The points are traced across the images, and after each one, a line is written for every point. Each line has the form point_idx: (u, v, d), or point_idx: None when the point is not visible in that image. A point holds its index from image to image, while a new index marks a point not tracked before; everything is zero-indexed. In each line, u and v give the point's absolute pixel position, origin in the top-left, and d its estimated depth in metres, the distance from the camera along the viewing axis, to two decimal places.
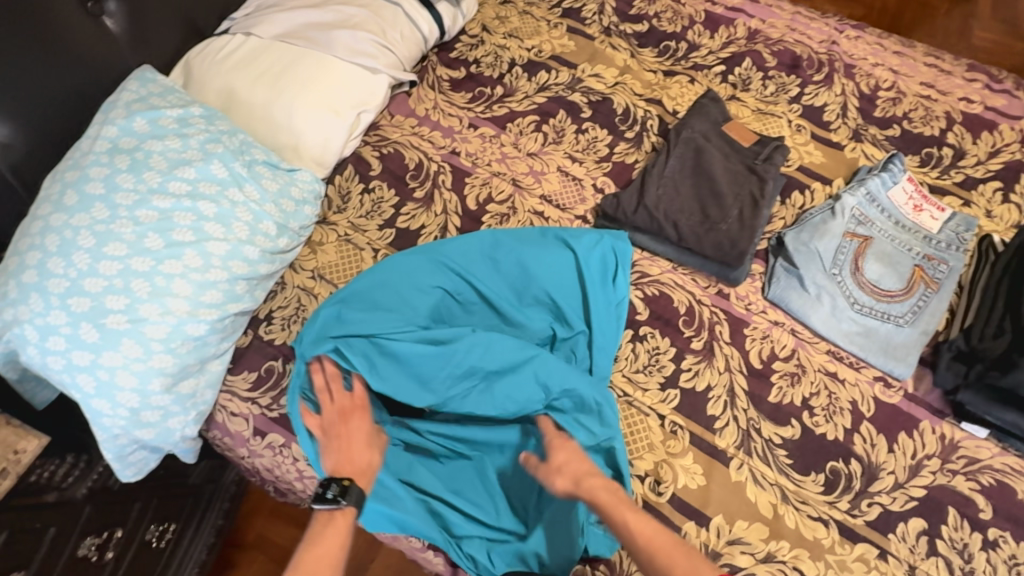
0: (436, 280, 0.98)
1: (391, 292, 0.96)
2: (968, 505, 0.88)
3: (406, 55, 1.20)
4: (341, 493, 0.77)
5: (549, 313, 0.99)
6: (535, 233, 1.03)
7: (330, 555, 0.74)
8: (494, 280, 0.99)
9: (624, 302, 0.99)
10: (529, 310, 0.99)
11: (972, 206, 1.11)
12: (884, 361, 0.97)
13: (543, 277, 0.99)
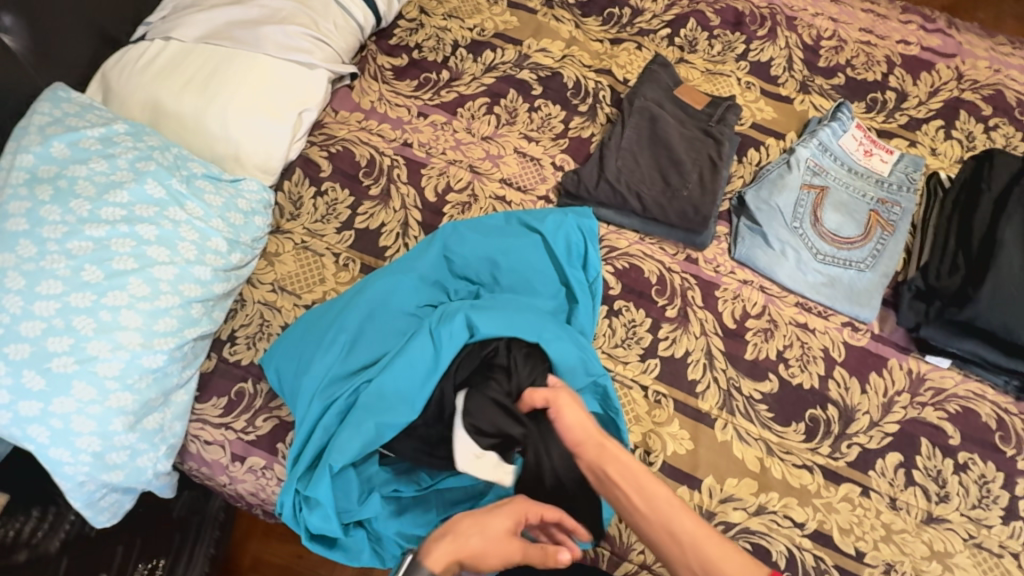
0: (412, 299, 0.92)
1: (369, 324, 0.89)
2: (939, 434, 0.93)
3: (343, 47, 1.14)
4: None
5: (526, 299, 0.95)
6: (499, 220, 1.01)
7: None
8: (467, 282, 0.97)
9: (597, 279, 0.98)
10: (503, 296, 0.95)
11: (917, 146, 1.14)
12: (850, 307, 1.00)
13: (515, 267, 0.96)
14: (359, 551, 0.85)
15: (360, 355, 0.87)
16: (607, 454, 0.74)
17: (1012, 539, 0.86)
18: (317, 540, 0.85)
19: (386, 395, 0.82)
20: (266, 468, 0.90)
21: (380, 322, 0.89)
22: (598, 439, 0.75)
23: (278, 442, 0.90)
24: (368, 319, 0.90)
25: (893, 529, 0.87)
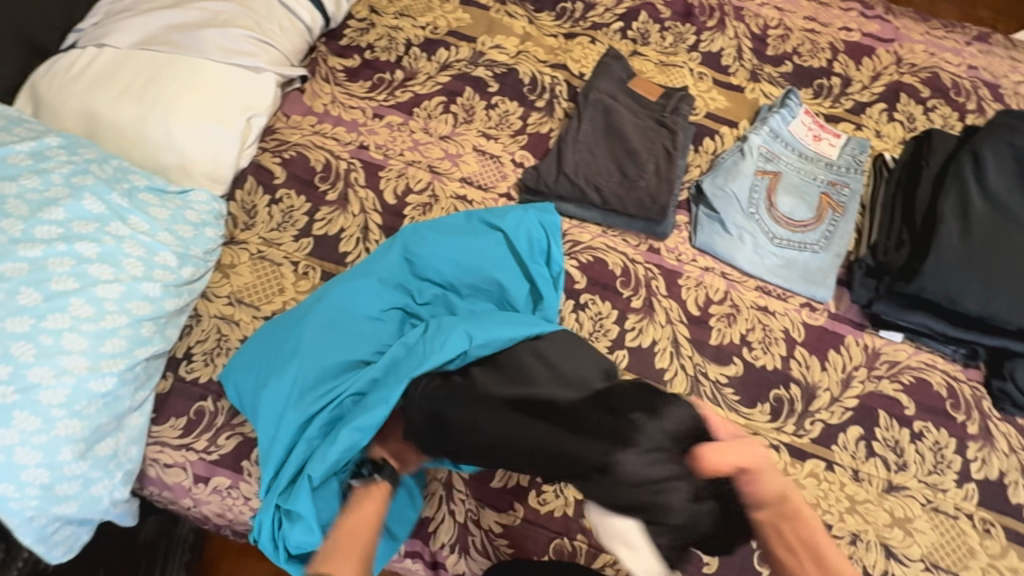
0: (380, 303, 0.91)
1: (337, 331, 0.87)
2: (895, 405, 0.97)
3: (290, 49, 1.11)
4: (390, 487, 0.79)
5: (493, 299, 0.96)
6: (460, 219, 1.00)
7: (364, 523, 0.75)
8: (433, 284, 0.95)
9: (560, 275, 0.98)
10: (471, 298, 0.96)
11: (863, 129, 1.18)
12: (807, 288, 1.03)
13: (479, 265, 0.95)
14: None
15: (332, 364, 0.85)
16: (788, 513, 0.75)
17: (965, 500, 0.91)
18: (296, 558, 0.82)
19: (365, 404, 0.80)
20: (232, 487, 0.87)
21: (348, 330, 0.87)
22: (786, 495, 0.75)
23: (243, 459, 0.87)
24: (338, 326, 0.87)
25: (857, 500, 0.90)
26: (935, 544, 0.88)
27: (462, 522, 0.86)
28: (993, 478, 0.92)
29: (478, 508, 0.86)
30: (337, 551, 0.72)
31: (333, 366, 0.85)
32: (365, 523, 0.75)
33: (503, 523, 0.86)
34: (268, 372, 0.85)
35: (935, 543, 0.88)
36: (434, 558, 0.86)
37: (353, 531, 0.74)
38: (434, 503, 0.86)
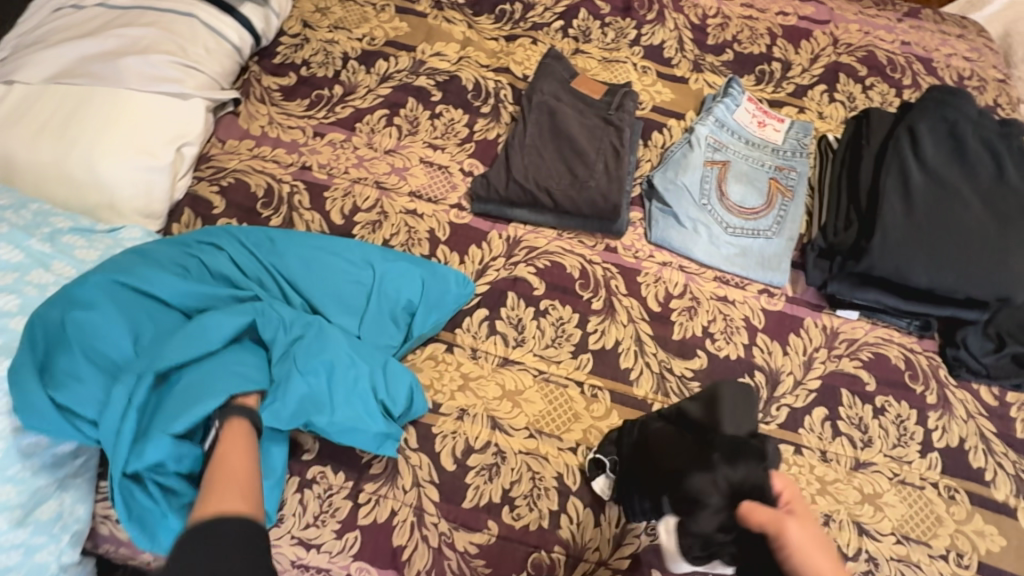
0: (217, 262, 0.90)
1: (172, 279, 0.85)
2: (856, 382, 0.98)
3: (219, 71, 1.06)
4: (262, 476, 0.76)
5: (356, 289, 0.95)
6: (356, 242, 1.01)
7: (240, 456, 0.73)
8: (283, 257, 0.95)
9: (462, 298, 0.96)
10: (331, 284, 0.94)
11: (806, 111, 1.20)
12: (763, 274, 1.04)
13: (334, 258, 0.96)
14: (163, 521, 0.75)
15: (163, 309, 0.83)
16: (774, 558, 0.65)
17: (930, 470, 0.92)
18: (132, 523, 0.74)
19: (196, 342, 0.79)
20: None
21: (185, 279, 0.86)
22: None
23: None
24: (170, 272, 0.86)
25: (827, 481, 0.91)
26: (904, 516, 0.89)
27: (436, 546, 0.83)
28: (955, 445, 0.94)
29: (451, 530, 0.84)
30: (228, 489, 0.68)
31: (164, 320, 0.82)
32: (242, 452, 0.73)
33: (478, 543, 0.84)
34: (75, 312, 0.77)
35: (904, 515, 0.89)
36: None
37: (230, 465, 0.71)
38: (405, 530, 0.83)
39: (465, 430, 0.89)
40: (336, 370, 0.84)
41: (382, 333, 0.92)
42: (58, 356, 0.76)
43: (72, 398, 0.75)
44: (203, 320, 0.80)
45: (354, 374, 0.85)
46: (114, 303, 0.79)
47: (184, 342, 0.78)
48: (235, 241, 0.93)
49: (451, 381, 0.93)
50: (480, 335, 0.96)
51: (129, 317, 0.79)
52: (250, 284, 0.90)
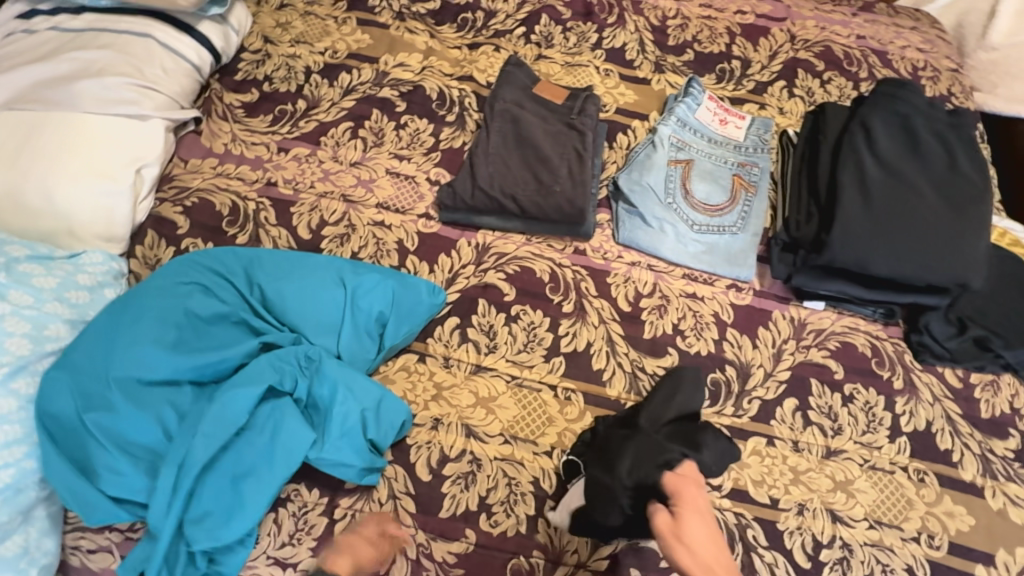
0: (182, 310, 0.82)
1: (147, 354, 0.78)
2: (825, 372, 1.00)
3: (178, 91, 1.05)
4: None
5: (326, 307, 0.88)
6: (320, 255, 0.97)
7: None
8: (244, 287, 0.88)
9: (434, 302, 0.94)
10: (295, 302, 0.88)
11: (767, 108, 1.22)
12: (730, 270, 1.05)
13: (296, 276, 0.89)
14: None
15: (158, 389, 0.78)
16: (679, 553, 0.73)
17: (899, 454, 0.94)
18: None
19: (213, 420, 0.77)
20: None
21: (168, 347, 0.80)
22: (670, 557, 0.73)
23: None
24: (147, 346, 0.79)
25: (799, 471, 0.92)
26: (876, 501, 0.91)
27: (415, 558, 0.83)
28: (922, 428, 0.96)
29: (429, 541, 0.84)
30: None
31: (179, 399, 0.79)
32: None
33: (456, 552, 0.83)
34: (93, 415, 0.75)
35: (875, 500, 0.91)
36: None
37: None
38: None
39: (439, 440, 0.89)
40: (337, 403, 0.82)
41: (361, 349, 0.88)
42: (89, 455, 0.76)
43: (117, 492, 0.75)
44: (222, 394, 0.78)
45: (344, 410, 0.81)
46: (132, 400, 0.76)
47: (208, 422, 0.77)
48: (212, 280, 0.86)
49: (425, 391, 0.93)
50: (452, 344, 0.96)
51: (147, 408, 0.77)
52: (236, 326, 0.85)
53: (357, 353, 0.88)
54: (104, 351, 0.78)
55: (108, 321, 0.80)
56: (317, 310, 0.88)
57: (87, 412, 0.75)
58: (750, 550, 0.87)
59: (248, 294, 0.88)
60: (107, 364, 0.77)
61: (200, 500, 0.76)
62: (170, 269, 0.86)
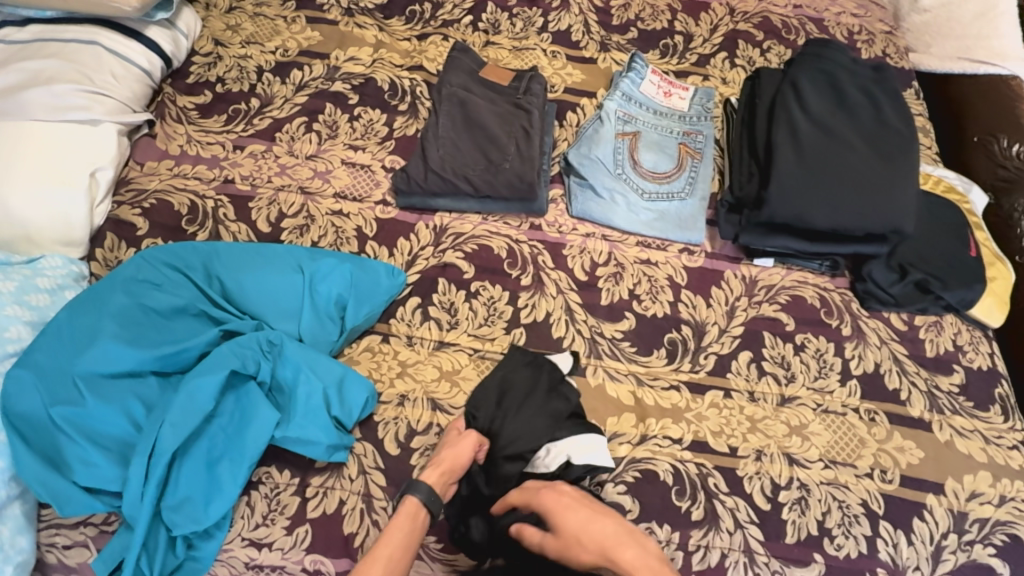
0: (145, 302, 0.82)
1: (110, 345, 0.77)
2: (777, 324, 1.04)
3: (129, 95, 1.06)
4: (415, 489, 0.82)
5: (285, 294, 0.90)
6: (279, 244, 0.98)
7: (395, 540, 0.78)
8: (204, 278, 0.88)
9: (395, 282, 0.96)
10: (255, 291, 0.89)
11: (710, 78, 1.26)
12: (682, 234, 1.09)
13: (253, 266, 0.91)
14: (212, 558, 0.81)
15: (124, 380, 0.77)
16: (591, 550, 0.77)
17: (850, 397, 0.98)
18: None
19: (181, 409, 0.76)
20: None
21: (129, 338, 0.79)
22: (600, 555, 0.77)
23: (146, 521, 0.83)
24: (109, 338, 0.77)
25: (756, 419, 0.96)
26: (830, 442, 0.95)
27: None
28: (871, 371, 1.00)
29: None
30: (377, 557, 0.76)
31: (145, 390, 0.78)
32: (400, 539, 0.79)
33: None
34: (57, 410, 0.74)
35: (830, 441, 0.95)
36: None
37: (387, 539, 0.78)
38: (355, 518, 0.85)
39: (406, 415, 0.92)
40: (299, 384, 0.83)
41: (322, 332, 0.90)
42: (54, 451, 0.74)
43: (88, 487, 0.74)
44: (187, 383, 0.77)
45: (307, 389, 0.83)
46: (96, 394, 0.75)
47: (178, 411, 0.76)
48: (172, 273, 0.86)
49: (390, 369, 0.95)
50: (414, 323, 0.99)
51: (113, 400, 0.76)
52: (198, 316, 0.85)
53: (318, 335, 0.90)
54: (66, 348, 0.77)
55: (68, 316, 0.79)
56: (278, 298, 0.89)
57: (51, 407, 0.74)
58: (712, 497, 0.90)
59: (206, 286, 0.88)
60: (70, 359, 0.76)
61: (177, 487, 0.77)
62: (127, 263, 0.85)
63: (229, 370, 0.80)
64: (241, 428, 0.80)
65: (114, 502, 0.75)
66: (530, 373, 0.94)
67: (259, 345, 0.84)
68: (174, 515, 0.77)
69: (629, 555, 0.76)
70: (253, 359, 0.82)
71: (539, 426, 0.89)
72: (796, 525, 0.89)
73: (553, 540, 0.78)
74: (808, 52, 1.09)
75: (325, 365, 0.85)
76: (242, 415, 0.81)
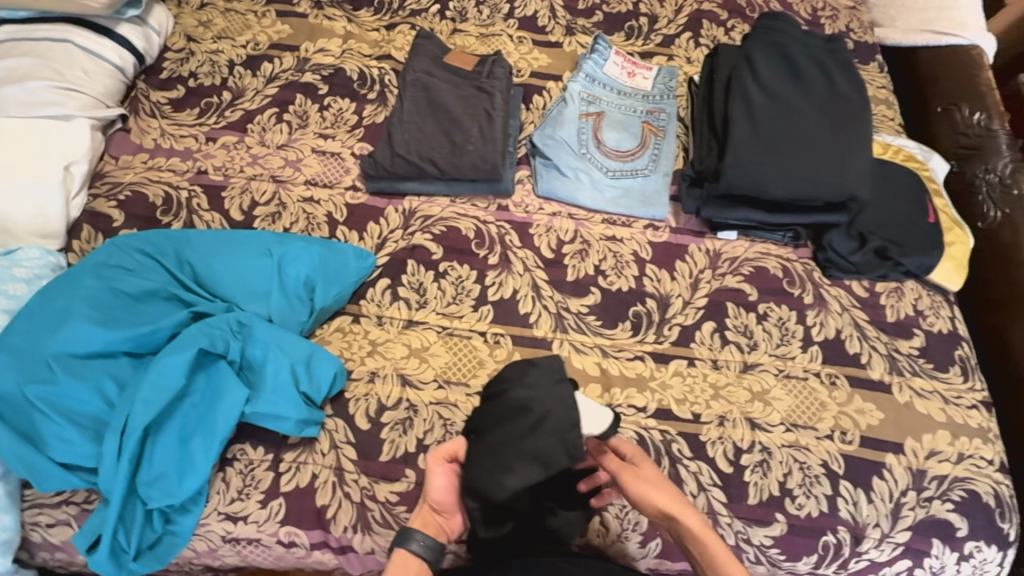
0: (115, 286, 0.85)
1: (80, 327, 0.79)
2: (740, 295, 1.06)
3: (102, 91, 1.09)
4: (407, 539, 0.77)
5: (254, 277, 0.93)
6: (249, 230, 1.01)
7: None
8: (173, 264, 0.91)
9: (363, 263, 0.99)
10: (224, 276, 0.92)
11: (674, 58, 1.28)
12: (646, 210, 1.11)
13: (222, 251, 0.93)
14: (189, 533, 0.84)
15: (97, 361, 0.80)
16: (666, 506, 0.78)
17: (812, 362, 1.00)
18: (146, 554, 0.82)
19: (153, 387, 0.79)
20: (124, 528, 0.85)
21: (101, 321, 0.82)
22: (673, 513, 0.77)
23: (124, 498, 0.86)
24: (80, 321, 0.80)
25: (719, 386, 0.98)
26: (791, 406, 0.97)
27: (359, 500, 0.88)
28: (832, 337, 1.02)
29: (372, 484, 0.89)
30: None
31: (118, 370, 0.81)
32: None
33: (399, 491, 0.89)
34: (32, 389, 0.77)
35: (791, 405, 0.97)
36: (340, 542, 0.88)
37: None
38: (327, 490, 0.88)
39: (377, 391, 0.94)
40: (268, 362, 0.86)
41: (292, 313, 0.93)
42: (30, 429, 0.77)
43: (64, 462, 0.77)
44: (157, 361, 0.80)
45: (275, 366, 0.86)
46: (69, 373, 0.78)
47: (150, 388, 0.79)
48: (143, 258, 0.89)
49: (360, 348, 0.97)
50: (384, 303, 1.01)
51: (87, 379, 0.79)
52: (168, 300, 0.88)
53: (287, 316, 0.93)
54: (39, 330, 0.80)
55: (41, 301, 0.82)
56: (246, 281, 0.92)
57: (25, 386, 0.77)
58: (676, 462, 0.93)
59: (177, 271, 0.90)
60: (43, 341, 0.79)
61: (151, 462, 0.80)
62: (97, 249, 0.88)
63: (198, 349, 0.83)
64: (213, 406, 0.83)
65: (90, 477, 0.79)
66: (557, 400, 0.79)
67: (228, 326, 0.87)
68: (149, 489, 0.80)
69: (693, 522, 0.75)
70: (221, 339, 0.85)
71: (516, 460, 0.77)
72: (758, 487, 0.92)
73: (630, 470, 0.81)
74: (763, 28, 1.11)
75: (294, 344, 0.88)
76: (213, 393, 0.84)
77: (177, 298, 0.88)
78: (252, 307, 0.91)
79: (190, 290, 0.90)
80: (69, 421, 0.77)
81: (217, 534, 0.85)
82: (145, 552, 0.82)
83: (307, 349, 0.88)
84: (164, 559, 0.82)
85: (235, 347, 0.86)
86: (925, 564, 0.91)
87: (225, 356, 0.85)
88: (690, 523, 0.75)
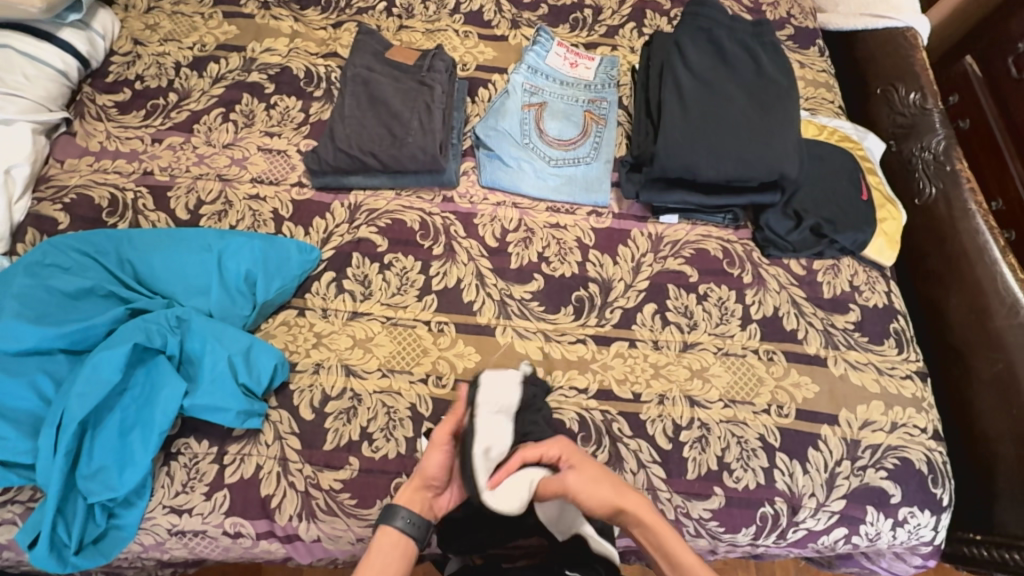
0: (53, 286, 0.87)
1: (16, 327, 0.82)
2: (681, 277, 1.08)
3: (43, 95, 1.11)
4: (392, 516, 0.76)
5: (194, 274, 0.95)
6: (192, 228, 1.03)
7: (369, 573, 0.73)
8: (112, 264, 0.93)
9: (304, 257, 1.02)
10: (163, 273, 0.94)
11: (618, 48, 1.30)
12: (588, 197, 1.13)
13: (161, 250, 0.95)
14: (133, 528, 0.85)
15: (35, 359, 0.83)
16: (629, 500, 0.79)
17: (750, 339, 1.03)
18: (88, 550, 0.82)
19: (88, 381, 0.81)
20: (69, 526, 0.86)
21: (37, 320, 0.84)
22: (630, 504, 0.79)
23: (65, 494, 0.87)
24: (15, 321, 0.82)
25: (659, 365, 1.00)
26: (729, 383, 0.99)
27: (303, 489, 0.89)
28: (770, 314, 1.05)
29: (316, 472, 0.90)
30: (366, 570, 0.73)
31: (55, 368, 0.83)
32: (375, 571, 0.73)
33: (342, 479, 0.90)
34: None
35: (730, 381, 0.99)
36: (286, 532, 0.89)
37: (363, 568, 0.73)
38: (272, 481, 0.89)
39: (321, 382, 0.95)
40: (206, 356, 0.88)
41: (233, 307, 0.95)
42: None
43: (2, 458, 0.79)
44: (93, 357, 0.82)
45: (212, 358, 0.88)
46: (4, 371, 0.81)
47: (85, 383, 0.81)
48: (81, 259, 0.92)
49: (305, 341, 0.99)
50: (329, 296, 1.02)
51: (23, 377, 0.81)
52: (108, 299, 0.90)
53: (228, 311, 0.94)
54: None
55: None
56: (187, 278, 0.94)
57: None
58: (617, 441, 0.95)
59: (117, 270, 0.93)
60: None
61: (89, 458, 0.82)
62: (34, 251, 0.90)
63: (134, 344, 0.85)
64: (152, 399, 0.85)
65: (30, 474, 0.81)
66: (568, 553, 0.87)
67: (166, 321, 0.88)
68: (88, 484, 0.81)
69: (648, 514, 0.78)
70: (158, 334, 0.87)
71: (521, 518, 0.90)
72: (697, 462, 0.94)
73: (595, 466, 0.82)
74: (693, 17, 1.14)
75: (233, 337, 0.90)
76: (152, 387, 0.86)
77: (117, 297, 0.91)
78: (192, 304, 0.94)
79: (130, 289, 0.92)
80: (5, 418, 0.79)
81: (164, 528, 0.87)
82: (88, 549, 0.83)
83: (246, 342, 0.90)
84: (108, 554, 0.83)
85: (172, 343, 0.87)
86: (861, 531, 0.93)
87: (163, 351, 0.87)
88: (646, 516, 0.78)
